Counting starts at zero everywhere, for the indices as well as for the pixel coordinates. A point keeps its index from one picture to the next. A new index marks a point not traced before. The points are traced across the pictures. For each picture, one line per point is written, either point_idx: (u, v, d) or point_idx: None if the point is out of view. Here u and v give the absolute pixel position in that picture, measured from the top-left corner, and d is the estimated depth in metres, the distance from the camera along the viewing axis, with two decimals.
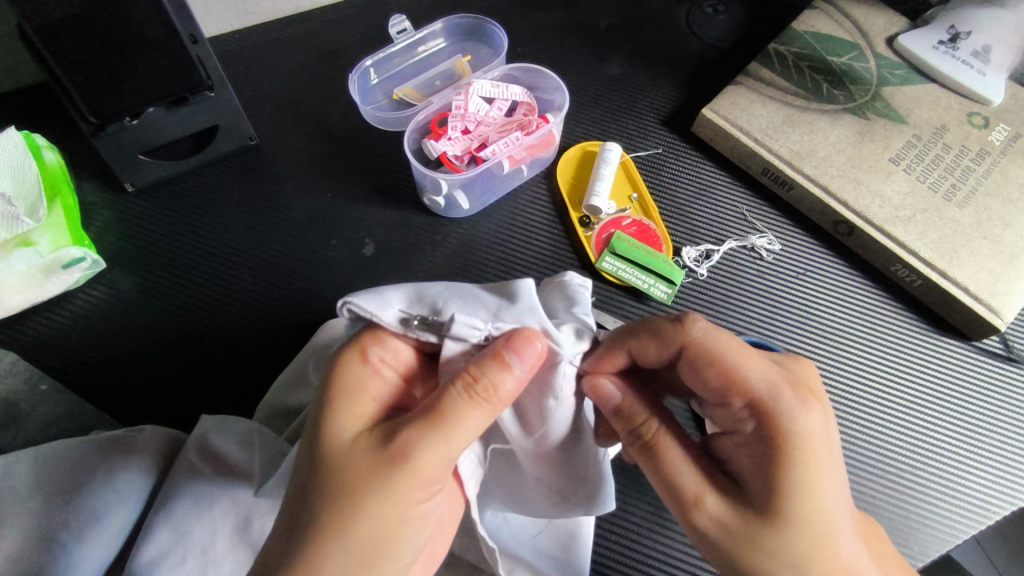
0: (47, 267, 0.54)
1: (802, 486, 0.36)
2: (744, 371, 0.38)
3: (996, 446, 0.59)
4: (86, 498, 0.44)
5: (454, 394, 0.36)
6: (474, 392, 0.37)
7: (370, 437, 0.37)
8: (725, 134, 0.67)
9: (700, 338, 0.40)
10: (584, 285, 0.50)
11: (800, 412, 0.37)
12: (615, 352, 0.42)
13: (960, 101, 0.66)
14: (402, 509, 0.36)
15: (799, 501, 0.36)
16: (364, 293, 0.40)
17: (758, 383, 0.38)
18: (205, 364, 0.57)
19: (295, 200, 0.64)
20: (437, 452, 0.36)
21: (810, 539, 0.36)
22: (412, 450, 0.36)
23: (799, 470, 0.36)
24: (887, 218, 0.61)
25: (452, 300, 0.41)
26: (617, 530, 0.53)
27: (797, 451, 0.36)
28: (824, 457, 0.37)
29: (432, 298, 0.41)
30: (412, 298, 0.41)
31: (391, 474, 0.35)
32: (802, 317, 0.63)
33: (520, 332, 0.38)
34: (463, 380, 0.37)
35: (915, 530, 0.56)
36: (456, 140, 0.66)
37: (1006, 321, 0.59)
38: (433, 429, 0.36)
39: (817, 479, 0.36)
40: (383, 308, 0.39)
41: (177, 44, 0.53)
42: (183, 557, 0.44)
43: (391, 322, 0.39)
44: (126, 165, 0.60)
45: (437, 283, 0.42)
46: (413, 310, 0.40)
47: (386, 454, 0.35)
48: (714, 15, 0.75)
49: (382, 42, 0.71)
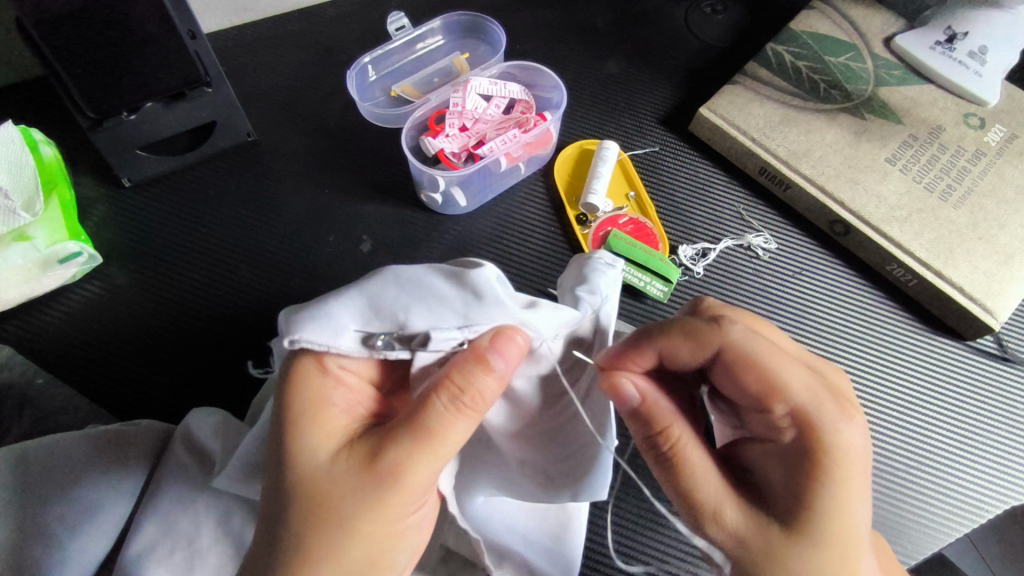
0: (44, 262, 0.54)
1: (835, 503, 0.37)
2: (786, 379, 0.39)
3: (991, 446, 0.59)
4: (78, 492, 0.44)
5: (441, 409, 0.37)
6: (459, 403, 0.37)
7: (350, 455, 0.37)
8: (722, 134, 0.67)
9: (738, 339, 0.41)
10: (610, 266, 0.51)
11: (841, 423, 0.39)
12: (643, 351, 0.43)
13: (956, 102, 0.66)
14: (391, 524, 0.37)
15: (835, 522, 0.37)
16: (309, 320, 0.39)
17: (800, 392, 0.39)
18: (201, 358, 0.57)
19: (293, 195, 0.64)
20: (425, 465, 0.37)
21: (835, 559, 0.37)
22: (401, 467, 0.36)
23: (835, 485, 0.37)
24: (883, 218, 0.62)
25: (412, 307, 0.40)
26: (610, 526, 0.53)
27: (835, 464, 0.38)
28: (861, 473, 0.38)
29: (389, 310, 0.40)
30: (367, 312, 0.40)
31: (380, 491, 0.36)
32: (799, 314, 0.63)
33: (502, 330, 0.39)
34: (448, 390, 0.37)
35: (908, 528, 0.56)
36: (454, 136, 0.66)
37: (1000, 321, 0.59)
38: (420, 441, 0.36)
39: (852, 492, 0.37)
40: (338, 336, 0.39)
41: (174, 39, 0.53)
42: (171, 550, 0.44)
43: (352, 349, 0.40)
44: (124, 160, 0.60)
45: (388, 285, 0.41)
46: (372, 327, 0.40)
47: (373, 474, 0.36)
48: (712, 15, 0.75)
49: (380, 40, 0.71)
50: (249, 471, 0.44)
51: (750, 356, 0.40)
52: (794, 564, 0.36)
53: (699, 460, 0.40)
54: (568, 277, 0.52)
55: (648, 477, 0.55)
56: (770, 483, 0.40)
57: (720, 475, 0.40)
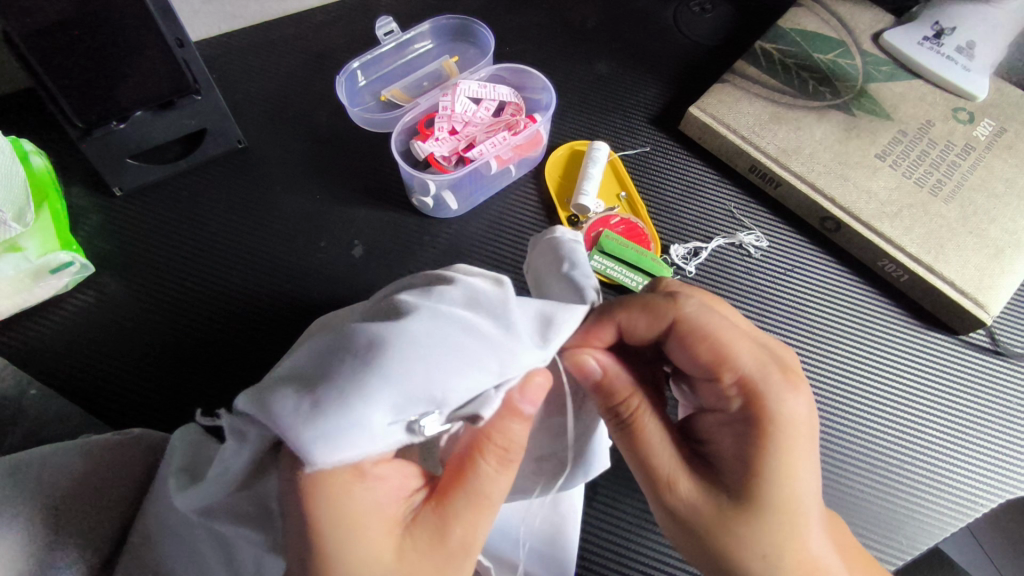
0: (35, 273, 0.54)
1: (781, 472, 0.39)
2: (736, 351, 0.41)
3: (980, 436, 0.59)
4: (70, 504, 0.44)
5: (490, 472, 0.38)
6: (508, 461, 0.38)
7: (414, 541, 0.37)
8: (713, 133, 0.67)
9: (691, 314, 0.42)
10: (576, 241, 0.50)
11: (786, 393, 0.40)
12: (604, 326, 0.43)
13: (945, 97, 0.66)
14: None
15: (785, 488, 0.39)
16: (330, 431, 0.33)
17: (749, 364, 0.41)
18: (194, 368, 0.57)
19: (285, 201, 0.64)
20: (487, 526, 0.39)
21: (778, 527, 0.39)
22: (468, 538, 0.38)
23: (780, 453, 0.39)
24: (874, 215, 0.62)
25: (446, 381, 0.36)
26: (606, 527, 0.53)
27: (781, 431, 0.40)
28: (804, 440, 0.40)
29: (422, 394, 0.35)
30: (398, 401, 0.35)
31: (456, 566, 0.37)
32: (789, 312, 0.63)
33: (530, 376, 0.38)
34: (495, 454, 0.38)
35: (901, 522, 0.56)
36: (444, 140, 0.66)
37: (991, 315, 0.59)
38: (479, 508, 0.38)
39: (795, 461, 0.39)
40: (374, 439, 0.34)
41: (161, 46, 0.53)
42: (169, 561, 0.44)
43: (393, 441, 0.35)
44: (115, 170, 0.60)
45: (409, 363, 0.35)
46: (409, 415, 0.35)
47: (447, 552, 0.37)
48: (701, 14, 0.75)
49: (369, 44, 0.72)
50: None
51: (702, 329, 0.42)
52: (741, 534, 0.39)
53: (655, 431, 0.42)
54: (541, 266, 0.50)
55: None
56: (722, 454, 0.41)
57: (673, 446, 0.42)
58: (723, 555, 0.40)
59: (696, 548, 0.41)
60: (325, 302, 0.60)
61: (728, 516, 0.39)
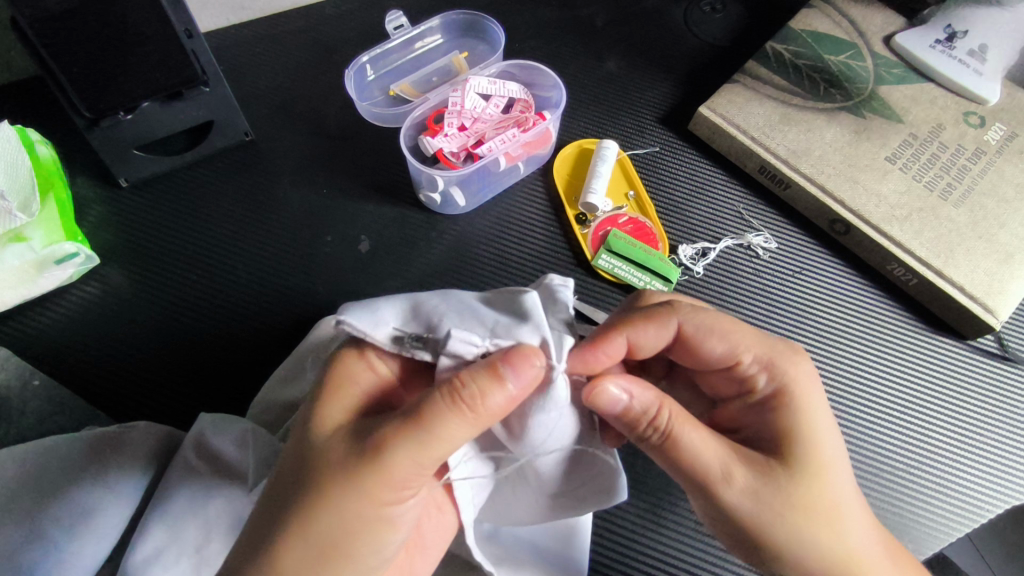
0: (40, 263, 0.54)
1: (813, 432, 0.41)
2: (743, 334, 0.44)
3: (988, 440, 0.59)
4: (74, 497, 0.43)
5: (437, 399, 0.35)
6: (457, 397, 0.35)
7: (348, 430, 0.37)
8: (722, 133, 0.67)
9: (693, 312, 0.45)
10: (565, 285, 0.47)
11: (797, 362, 0.43)
12: (614, 340, 0.42)
13: (957, 101, 0.66)
14: (369, 507, 0.36)
15: (823, 454, 0.40)
16: (358, 309, 0.41)
17: (758, 342, 0.44)
18: (197, 361, 0.56)
19: (291, 195, 0.64)
20: (410, 454, 0.35)
21: (828, 489, 0.39)
22: (385, 443, 0.35)
23: (805, 417, 0.41)
24: (884, 217, 0.61)
25: (451, 316, 0.41)
26: (612, 528, 0.53)
27: (800, 395, 0.42)
28: (822, 401, 0.42)
29: (429, 315, 0.41)
30: (407, 315, 0.41)
31: (360, 466, 0.35)
32: (797, 314, 0.63)
33: (521, 348, 0.37)
34: (449, 384, 0.36)
35: (909, 528, 0.56)
36: (453, 136, 0.65)
37: (1000, 320, 0.59)
38: (408, 432, 0.35)
39: (821, 422, 0.41)
40: (376, 326, 0.40)
41: (173, 38, 0.53)
42: (175, 556, 0.44)
43: (383, 341, 0.39)
44: (121, 160, 0.60)
45: (437, 297, 0.43)
46: (409, 329, 0.40)
47: (359, 449, 0.36)
48: (711, 13, 0.75)
49: (378, 39, 0.71)
50: None
51: (705, 324, 0.44)
52: (801, 502, 0.38)
53: (693, 425, 0.40)
54: None
55: (649, 478, 0.55)
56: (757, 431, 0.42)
57: (714, 440, 0.40)
58: (790, 532, 0.38)
59: (761, 536, 0.38)
60: (331, 297, 0.60)
61: (786, 486, 0.38)
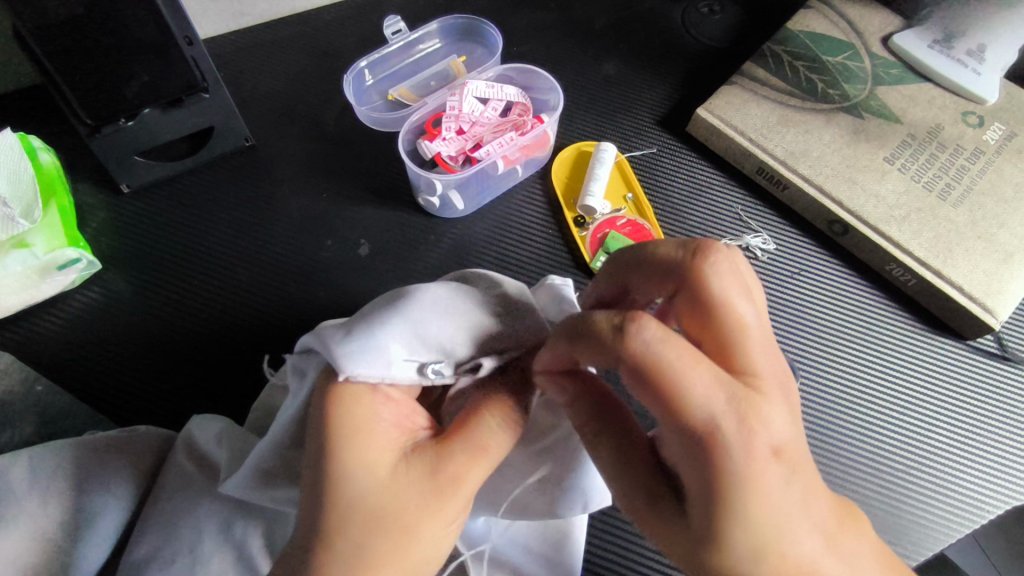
0: (42, 269, 0.54)
1: (742, 516, 0.31)
2: (679, 397, 0.30)
3: (988, 440, 0.59)
4: (74, 501, 0.44)
5: (493, 424, 0.40)
6: (508, 419, 0.41)
7: (407, 468, 0.37)
8: (721, 134, 0.67)
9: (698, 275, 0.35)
10: (567, 282, 0.52)
11: (742, 439, 0.30)
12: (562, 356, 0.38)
13: (954, 100, 0.66)
14: (444, 535, 0.37)
15: (737, 536, 0.31)
16: (361, 355, 0.40)
17: (697, 405, 0.30)
18: (197, 365, 0.57)
19: (291, 199, 0.64)
20: (481, 477, 0.39)
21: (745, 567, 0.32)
22: (459, 475, 0.38)
23: (742, 498, 0.31)
24: (882, 218, 0.61)
25: (456, 336, 0.43)
26: (609, 529, 0.53)
27: (731, 486, 0.30)
28: (767, 486, 0.30)
29: (436, 340, 0.42)
30: (414, 343, 0.42)
31: (441, 501, 0.37)
32: (799, 317, 0.63)
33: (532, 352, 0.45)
34: (498, 407, 0.41)
35: (908, 528, 0.56)
36: (451, 140, 0.67)
37: (999, 320, 0.59)
38: (479, 459, 0.38)
39: (756, 507, 0.31)
40: (393, 368, 0.40)
41: (174, 48, 0.53)
42: (176, 559, 0.44)
43: (406, 377, 0.41)
44: (123, 167, 0.61)
45: (430, 315, 0.43)
46: (421, 356, 0.42)
47: (435, 484, 0.37)
48: (709, 15, 0.75)
49: (377, 43, 0.72)
50: (250, 480, 0.44)
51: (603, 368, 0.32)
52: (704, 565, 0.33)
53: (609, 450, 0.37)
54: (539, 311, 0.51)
55: None
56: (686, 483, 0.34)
57: (630, 460, 0.37)
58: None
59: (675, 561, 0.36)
60: (330, 300, 0.60)
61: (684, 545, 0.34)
